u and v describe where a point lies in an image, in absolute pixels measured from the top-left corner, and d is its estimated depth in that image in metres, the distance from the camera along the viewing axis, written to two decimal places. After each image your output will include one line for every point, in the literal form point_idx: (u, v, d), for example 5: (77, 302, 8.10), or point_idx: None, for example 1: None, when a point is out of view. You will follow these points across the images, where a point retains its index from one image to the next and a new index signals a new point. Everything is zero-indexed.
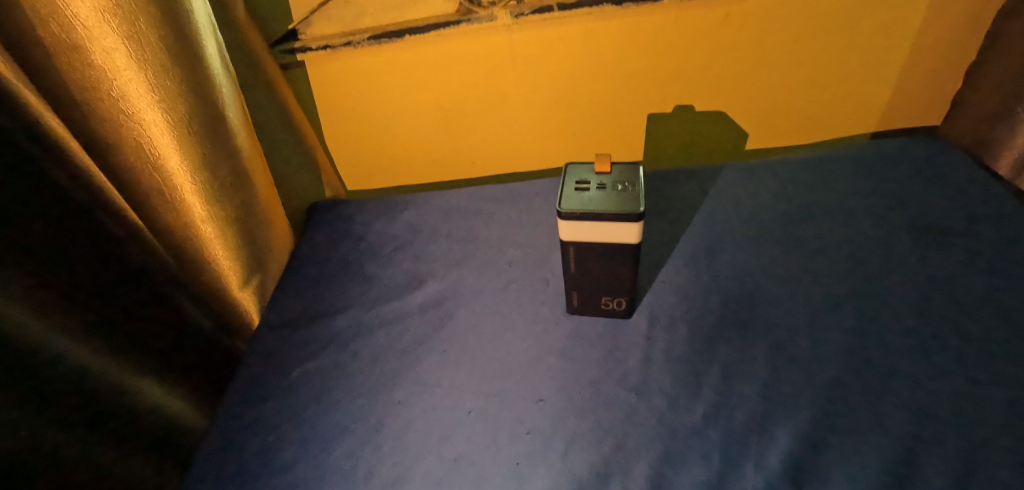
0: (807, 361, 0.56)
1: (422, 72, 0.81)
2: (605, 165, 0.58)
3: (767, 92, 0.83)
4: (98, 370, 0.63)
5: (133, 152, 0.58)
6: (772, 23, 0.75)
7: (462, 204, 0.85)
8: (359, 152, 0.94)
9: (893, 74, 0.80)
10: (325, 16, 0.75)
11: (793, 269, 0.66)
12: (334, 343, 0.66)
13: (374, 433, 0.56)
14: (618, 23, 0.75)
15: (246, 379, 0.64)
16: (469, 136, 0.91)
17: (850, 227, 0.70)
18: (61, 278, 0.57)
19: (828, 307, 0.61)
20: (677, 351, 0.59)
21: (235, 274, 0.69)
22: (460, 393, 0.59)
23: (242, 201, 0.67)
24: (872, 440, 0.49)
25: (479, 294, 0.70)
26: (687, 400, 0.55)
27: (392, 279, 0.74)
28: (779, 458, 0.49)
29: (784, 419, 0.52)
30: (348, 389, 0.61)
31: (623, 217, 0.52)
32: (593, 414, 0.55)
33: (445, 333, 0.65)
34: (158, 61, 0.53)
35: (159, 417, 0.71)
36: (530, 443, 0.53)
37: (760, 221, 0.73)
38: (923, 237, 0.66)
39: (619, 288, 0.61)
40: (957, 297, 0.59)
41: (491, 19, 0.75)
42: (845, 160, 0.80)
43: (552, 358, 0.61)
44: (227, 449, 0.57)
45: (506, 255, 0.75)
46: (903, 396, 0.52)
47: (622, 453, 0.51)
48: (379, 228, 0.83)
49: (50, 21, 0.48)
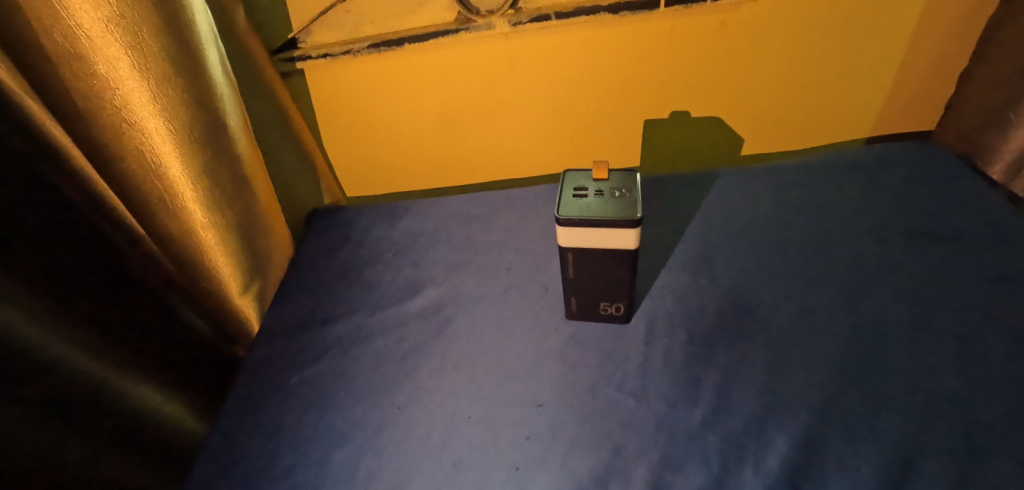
0: (819, 363, 0.52)
1: (415, 81, 0.77)
2: (603, 170, 0.53)
3: (778, 99, 0.79)
4: (101, 378, 0.59)
5: (135, 161, 0.55)
6: (782, 27, 0.71)
7: (456, 209, 0.78)
8: (351, 159, 0.88)
9: (918, 73, 0.77)
10: (325, 24, 0.70)
11: (797, 269, 0.61)
12: (335, 348, 0.62)
13: (373, 440, 0.52)
14: (615, 31, 0.71)
15: (242, 387, 0.60)
16: (466, 144, 0.86)
17: (876, 223, 0.65)
18: (66, 292, 0.54)
19: (847, 300, 0.57)
20: (689, 353, 0.55)
21: (235, 281, 0.65)
22: (460, 397, 0.55)
23: (243, 207, 0.64)
24: (880, 441, 0.46)
25: (479, 300, 0.65)
26: (689, 401, 0.51)
27: (392, 284, 0.68)
28: (777, 461, 0.46)
29: (790, 414, 0.49)
30: (354, 396, 0.56)
31: (621, 224, 0.48)
32: (593, 418, 0.51)
33: (446, 341, 0.60)
34: (160, 70, 0.50)
35: (163, 426, 0.67)
36: (531, 449, 0.50)
37: (774, 218, 0.68)
38: (947, 234, 0.61)
39: (615, 293, 0.56)
40: (994, 298, 0.54)
41: (489, 28, 0.70)
42: (861, 155, 0.74)
43: (551, 362, 0.57)
44: (225, 457, 0.54)
45: (504, 259, 0.69)
46: (932, 403, 0.48)
47: (622, 457, 0.48)
48: (379, 232, 0.77)
49: (54, 31, 0.46)
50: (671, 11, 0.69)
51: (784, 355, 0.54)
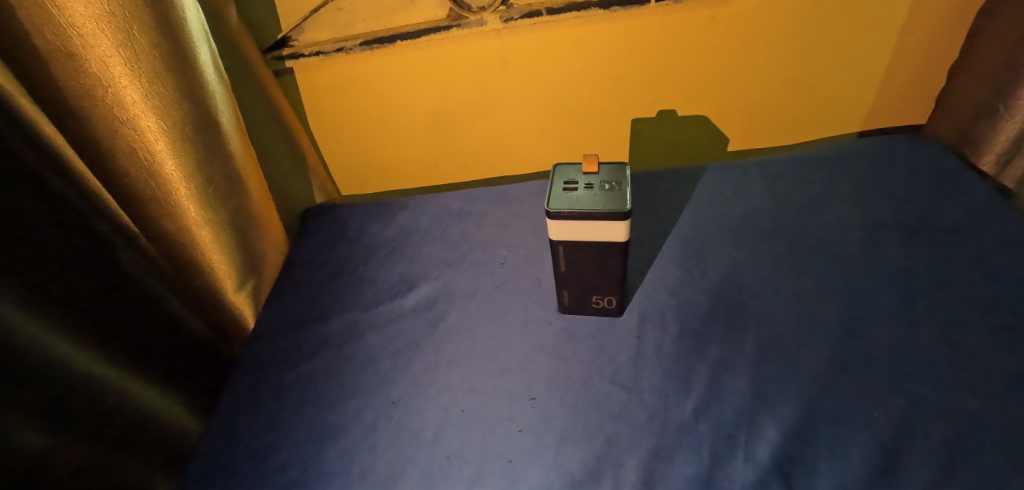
0: (808, 353, 0.53)
1: (408, 78, 0.77)
2: (593, 164, 0.53)
3: (769, 94, 0.80)
4: (98, 376, 0.59)
5: (129, 159, 0.55)
6: (772, 21, 0.71)
7: (449, 205, 0.78)
8: (344, 157, 0.89)
9: (909, 64, 0.77)
10: (317, 22, 0.70)
11: (787, 262, 0.62)
12: (329, 344, 0.62)
13: (368, 434, 0.53)
14: (606, 27, 0.71)
15: (238, 383, 0.60)
16: (460, 142, 0.86)
17: (866, 215, 0.65)
18: (64, 292, 0.54)
19: (839, 292, 0.58)
20: (680, 345, 0.56)
21: (230, 277, 0.66)
22: (453, 392, 0.55)
23: (236, 205, 0.64)
24: (869, 430, 0.47)
25: (472, 295, 0.65)
26: (680, 392, 0.52)
27: (386, 281, 0.69)
28: (768, 452, 0.46)
29: (781, 404, 0.50)
30: (348, 392, 0.57)
31: (610, 216, 0.48)
32: (586, 411, 0.52)
33: (440, 336, 0.61)
34: (152, 69, 0.51)
35: (159, 423, 0.67)
36: (524, 441, 0.50)
37: (766, 212, 0.68)
38: (938, 226, 0.62)
39: (606, 285, 0.56)
40: (986, 289, 0.54)
41: (480, 24, 0.70)
42: (851, 148, 0.75)
43: (543, 356, 0.57)
44: (222, 455, 0.54)
45: (498, 255, 0.70)
46: (921, 393, 0.48)
47: (615, 448, 0.48)
48: (373, 230, 0.77)
49: (46, 30, 0.46)
50: (661, 6, 0.69)
51: (775, 347, 0.54)
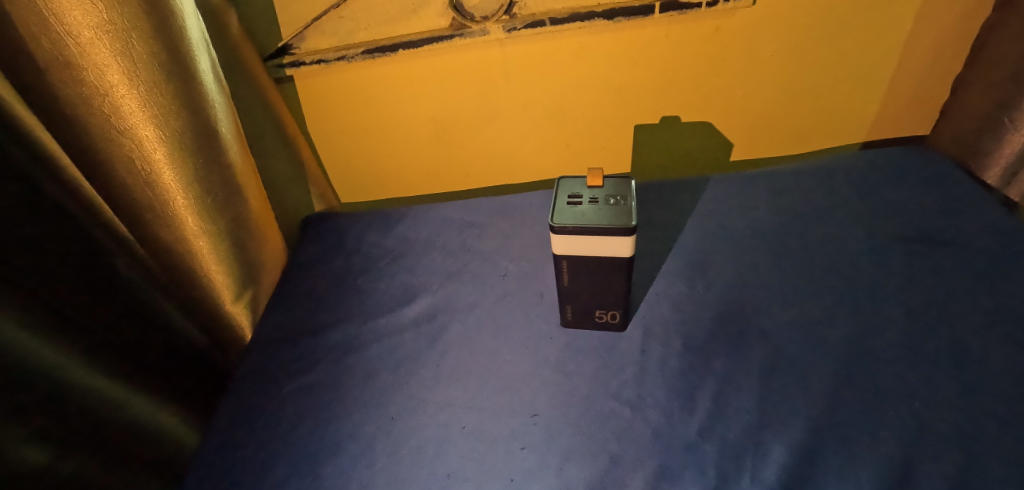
0: (815, 371, 0.52)
1: (410, 87, 0.77)
2: (597, 178, 0.52)
3: (773, 104, 0.79)
4: (93, 387, 0.58)
5: (126, 168, 0.54)
6: (775, 33, 0.71)
7: (451, 215, 0.78)
8: (343, 165, 0.88)
9: (914, 76, 0.76)
10: (318, 30, 0.69)
11: (791, 277, 0.61)
12: (329, 356, 0.61)
13: (367, 450, 0.52)
14: (609, 37, 0.71)
15: (233, 397, 0.59)
16: (461, 151, 0.86)
17: (871, 228, 0.65)
18: (60, 302, 0.53)
19: (845, 307, 0.57)
20: (684, 361, 0.55)
21: (226, 287, 0.65)
22: (453, 408, 0.54)
23: (234, 214, 0.63)
24: (878, 449, 0.46)
25: (473, 307, 0.64)
26: (685, 410, 0.51)
27: (386, 293, 0.68)
28: (775, 471, 0.45)
29: (788, 422, 0.49)
30: (347, 407, 0.56)
31: (615, 231, 0.47)
32: (590, 427, 0.51)
33: (441, 349, 0.60)
34: (151, 77, 0.50)
35: (153, 433, 0.66)
36: (526, 459, 0.49)
37: (770, 224, 0.68)
38: (944, 240, 0.61)
39: (611, 300, 0.55)
40: (993, 305, 0.54)
41: (483, 34, 0.69)
42: (856, 161, 0.74)
43: (545, 371, 0.56)
44: (218, 469, 0.53)
45: (500, 267, 0.69)
46: (929, 411, 0.47)
47: (619, 467, 0.48)
48: (374, 239, 0.76)
49: (42, 37, 0.45)
50: (665, 17, 0.69)
51: (780, 363, 0.53)
